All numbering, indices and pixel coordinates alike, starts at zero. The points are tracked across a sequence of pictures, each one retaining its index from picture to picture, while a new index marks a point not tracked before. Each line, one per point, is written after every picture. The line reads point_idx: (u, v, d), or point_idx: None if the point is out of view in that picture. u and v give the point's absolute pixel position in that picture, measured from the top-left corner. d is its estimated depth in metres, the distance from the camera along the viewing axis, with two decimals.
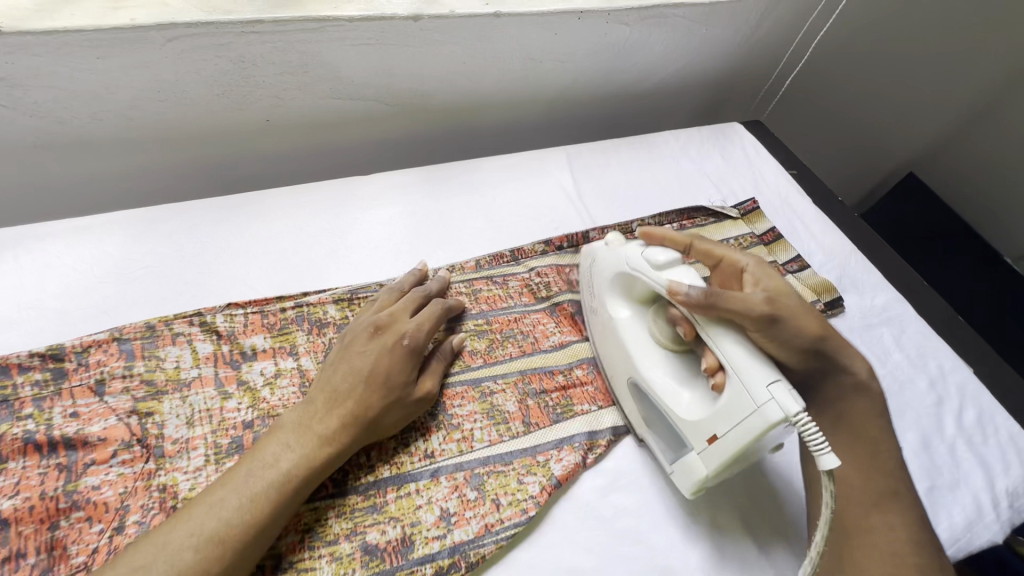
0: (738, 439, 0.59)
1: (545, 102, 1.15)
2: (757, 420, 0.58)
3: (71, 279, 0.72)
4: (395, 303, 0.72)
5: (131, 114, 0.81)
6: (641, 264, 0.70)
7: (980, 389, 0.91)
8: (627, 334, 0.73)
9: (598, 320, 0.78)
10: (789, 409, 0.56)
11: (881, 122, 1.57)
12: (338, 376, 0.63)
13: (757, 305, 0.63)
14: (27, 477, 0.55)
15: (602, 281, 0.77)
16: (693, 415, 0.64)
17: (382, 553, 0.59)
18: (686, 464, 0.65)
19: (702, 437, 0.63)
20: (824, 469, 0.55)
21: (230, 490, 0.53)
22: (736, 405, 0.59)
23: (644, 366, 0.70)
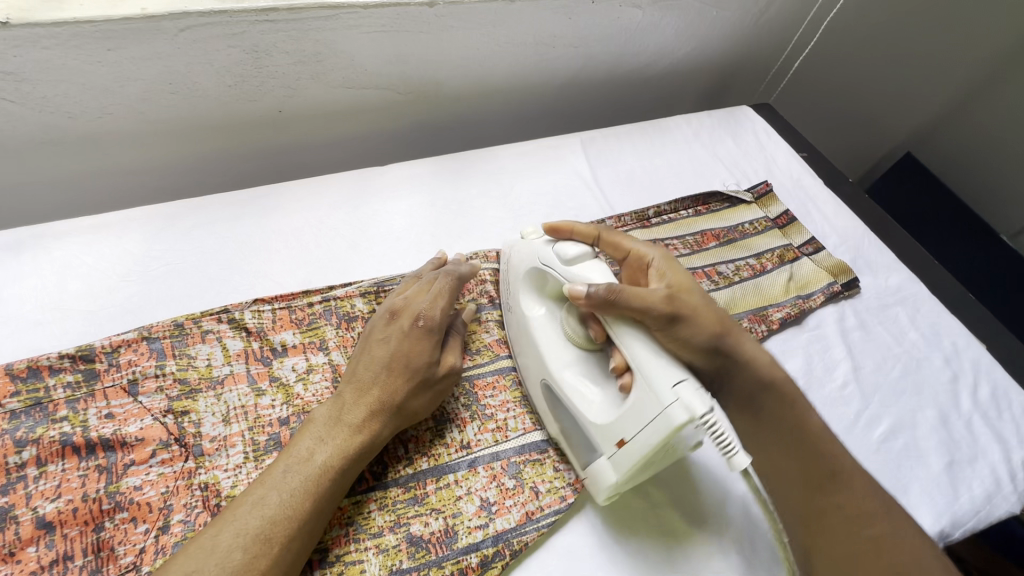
0: (645, 443, 0.56)
1: (557, 88, 1.14)
2: (663, 423, 0.54)
3: (93, 278, 0.71)
4: (416, 284, 0.70)
5: (142, 107, 0.79)
6: (553, 259, 0.68)
7: (993, 365, 0.93)
8: (540, 333, 0.69)
9: (512, 320, 0.74)
10: (693, 409, 0.53)
11: (884, 102, 1.57)
12: (360, 367, 0.62)
13: (655, 302, 0.60)
14: (67, 480, 0.55)
15: (519, 277, 0.73)
16: (604, 417, 0.61)
17: (426, 544, 0.59)
18: (595, 468, 0.62)
19: (611, 441, 0.60)
20: (736, 468, 0.54)
21: (270, 486, 0.53)
22: (643, 408, 0.56)
23: (556, 367, 0.66)
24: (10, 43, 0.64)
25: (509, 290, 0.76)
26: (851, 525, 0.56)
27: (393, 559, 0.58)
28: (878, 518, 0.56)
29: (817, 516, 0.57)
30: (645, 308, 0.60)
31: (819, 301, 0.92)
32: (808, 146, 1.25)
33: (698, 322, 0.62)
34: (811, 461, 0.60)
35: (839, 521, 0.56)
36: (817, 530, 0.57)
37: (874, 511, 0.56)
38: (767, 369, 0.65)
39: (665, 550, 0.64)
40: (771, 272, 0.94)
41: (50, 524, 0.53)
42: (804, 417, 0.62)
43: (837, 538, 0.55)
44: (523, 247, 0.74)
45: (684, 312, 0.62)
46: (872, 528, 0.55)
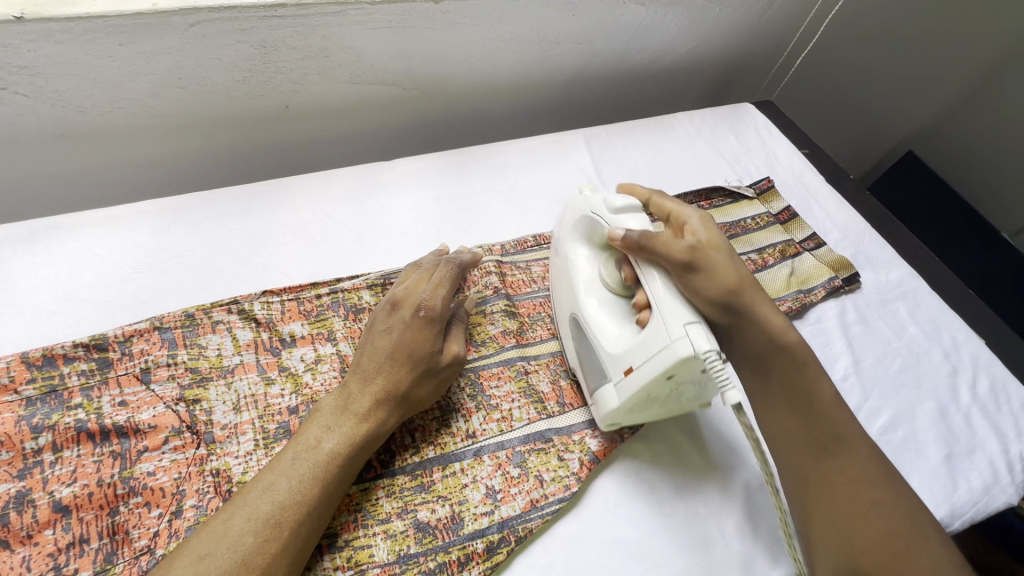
0: (648, 372, 0.60)
1: (560, 84, 1.15)
2: (667, 354, 0.58)
3: (105, 270, 0.72)
4: (415, 273, 0.71)
5: (152, 102, 0.80)
6: (601, 207, 0.70)
7: (992, 359, 0.94)
8: (579, 270, 0.72)
9: (555, 260, 0.78)
10: (699, 345, 0.56)
11: (886, 99, 1.58)
12: (364, 356, 0.63)
13: (678, 250, 0.63)
14: (83, 465, 0.56)
15: (567, 224, 0.76)
16: (615, 347, 0.65)
17: (433, 530, 0.60)
18: (601, 393, 0.67)
19: (619, 368, 0.64)
20: (727, 403, 0.56)
21: (280, 473, 0.54)
22: (652, 339, 0.60)
23: (585, 300, 0.70)
24: (24, 37, 0.65)
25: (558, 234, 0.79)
26: (852, 486, 0.59)
27: (401, 544, 0.59)
28: (880, 482, 0.59)
29: (823, 477, 0.61)
30: (668, 253, 0.63)
31: (819, 295, 0.93)
32: (810, 143, 1.25)
33: (715, 275, 0.64)
34: (819, 426, 0.63)
35: (840, 481, 0.60)
36: (820, 490, 0.60)
37: (875, 476, 0.60)
38: (781, 332, 0.66)
39: (667, 535, 0.65)
40: (773, 267, 0.95)
41: (67, 507, 0.54)
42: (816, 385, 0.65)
43: (839, 498, 0.59)
44: (574, 200, 0.77)
45: (704, 264, 0.64)
46: (872, 490, 0.59)
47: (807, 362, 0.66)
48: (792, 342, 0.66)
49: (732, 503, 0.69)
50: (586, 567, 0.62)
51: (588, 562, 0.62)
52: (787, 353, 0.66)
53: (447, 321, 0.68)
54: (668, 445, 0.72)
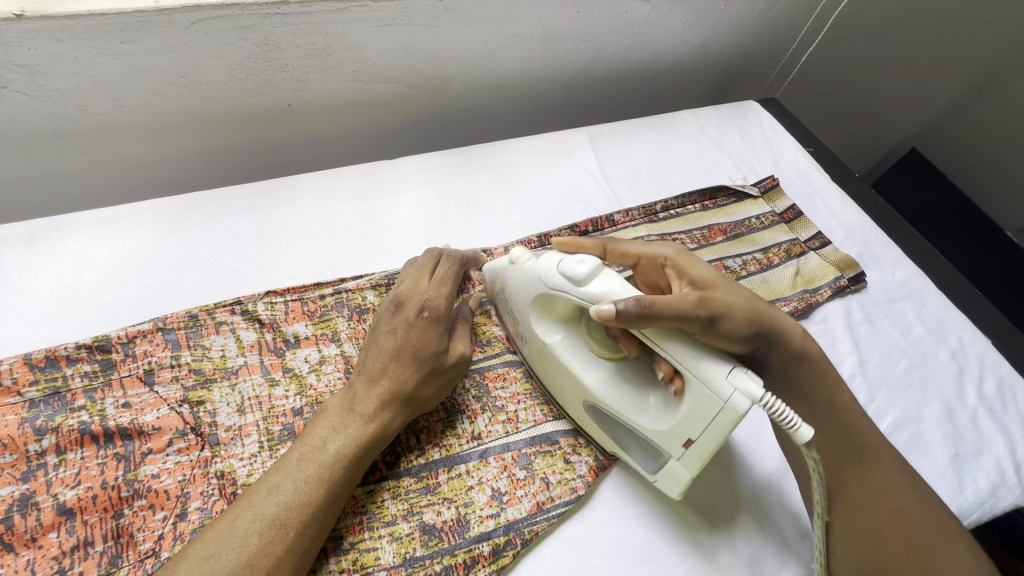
0: (714, 436, 0.56)
1: (564, 82, 1.14)
2: (725, 417, 0.54)
3: (107, 270, 0.71)
4: (413, 271, 0.70)
5: (154, 101, 0.79)
6: (563, 280, 0.62)
7: (999, 359, 0.93)
8: (568, 357, 0.67)
9: (531, 347, 0.71)
10: (754, 393, 0.53)
11: (890, 97, 1.57)
12: (369, 360, 0.62)
13: (690, 307, 0.58)
14: (86, 468, 0.56)
15: (522, 306, 0.69)
16: (662, 423, 0.60)
17: (438, 532, 0.60)
18: (666, 472, 0.62)
19: (677, 443, 0.59)
20: (803, 441, 0.54)
21: (285, 474, 0.54)
22: (700, 407, 0.56)
23: (603, 387, 0.65)
24: (24, 35, 0.64)
25: (516, 318, 0.72)
26: (876, 496, 0.61)
27: (407, 547, 0.59)
28: (903, 492, 0.61)
29: (847, 489, 0.62)
30: (681, 316, 0.57)
31: (825, 295, 0.92)
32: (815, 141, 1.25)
33: (734, 312, 0.60)
34: (841, 436, 0.64)
35: (864, 492, 0.61)
36: (846, 501, 0.61)
37: (897, 486, 0.62)
38: (798, 339, 0.65)
39: (674, 538, 0.65)
40: (778, 266, 0.95)
41: (71, 510, 0.53)
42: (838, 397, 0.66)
43: (865, 511, 0.60)
44: (514, 275, 0.69)
45: (719, 307, 0.60)
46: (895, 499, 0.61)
47: (814, 365, 0.66)
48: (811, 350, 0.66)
49: (738, 505, 0.69)
50: (592, 570, 0.61)
51: (594, 565, 0.62)
52: (806, 363, 0.66)
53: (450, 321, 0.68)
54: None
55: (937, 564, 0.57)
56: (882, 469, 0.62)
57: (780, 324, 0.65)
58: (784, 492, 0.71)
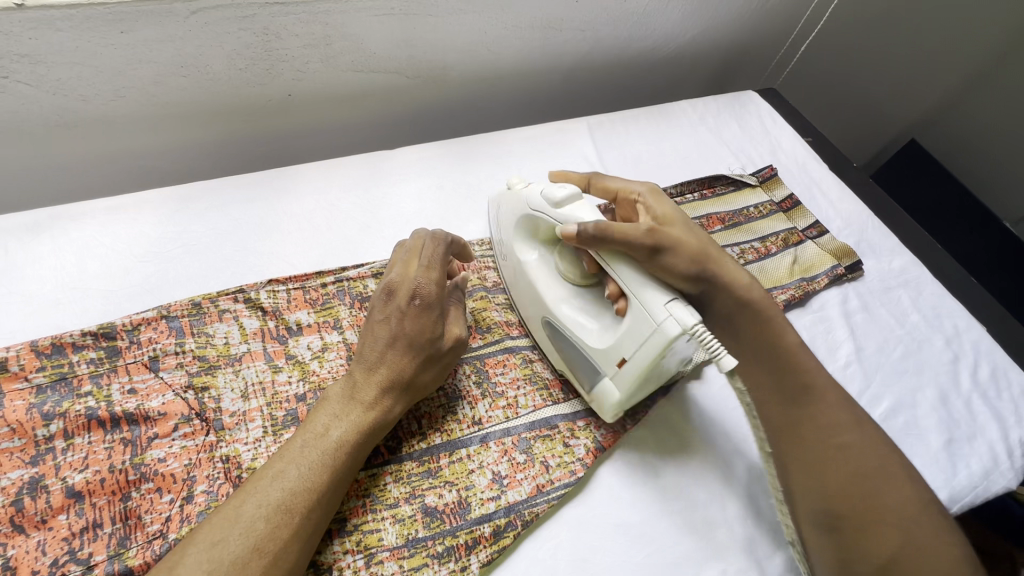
0: (643, 358, 0.60)
1: (563, 72, 1.14)
2: (657, 338, 0.58)
3: (111, 259, 0.72)
4: (402, 255, 0.69)
5: (155, 91, 0.80)
6: (543, 204, 0.69)
7: (994, 346, 0.94)
8: (536, 274, 0.73)
9: (509, 267, 0.78)
10: (686, 321, 0.57)
11: (888, 87, 1.57)
12: (366, 344, 0.63)
13: (641, 235, 0.62)
14: (94, 452, 0.57)
15: (510, 226, 0.77)
16: (602, 342, 0.65)
17: (440, 514, 0.61)
18: (600, 389, 0.67)
19: (613, 362, 0.64)
20: (723, 369, 0.57)
21: (288, 461, 0.55)
22: (638, 327, 0.60)
23: (557, 304, 0.70)
24: (25, 25, 0.64)
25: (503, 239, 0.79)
26: (822, 431, 0.62)
27: (409, 528, 0.60)
28: (849, 429, 0.62)
29: (793, 424, 0.64)
30: (631, 242, 0.62)
31: (822, 283, 0.93)
32: (814, 131, 1.25)
33: (682, 248, 0.64)
34: (784, 375, 0.66)
35: (809, 428, 0.63)
36: (792, 435, 0.63)
37: (844, 421, 0.63)
38: (742, 287, 0.68)
39: (671, 518, 0.66)
40: (776, 254, 0.95)
41: (79, 493, 0.54)
42: (793, 351, 0.67)
43: (810, 445, 0.62)
44: (509, 199, 0.77)
45: (669, 240, 0.63)
46: (842, 435, 0.62)
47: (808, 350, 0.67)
48: (757, 297, 0.69)
49: (734, 485, 0.70)
50: (591, 550, 0.62)
51: (593, 546, 0.63)
52: (749, 310, 0.69)
53: (445, 304, 0.68)
54: (660, 426, 0.73)
55: (883, 490, 0.58)
56: (829, 409, 0.64)
57: (727, 269, 0.68)
58: None
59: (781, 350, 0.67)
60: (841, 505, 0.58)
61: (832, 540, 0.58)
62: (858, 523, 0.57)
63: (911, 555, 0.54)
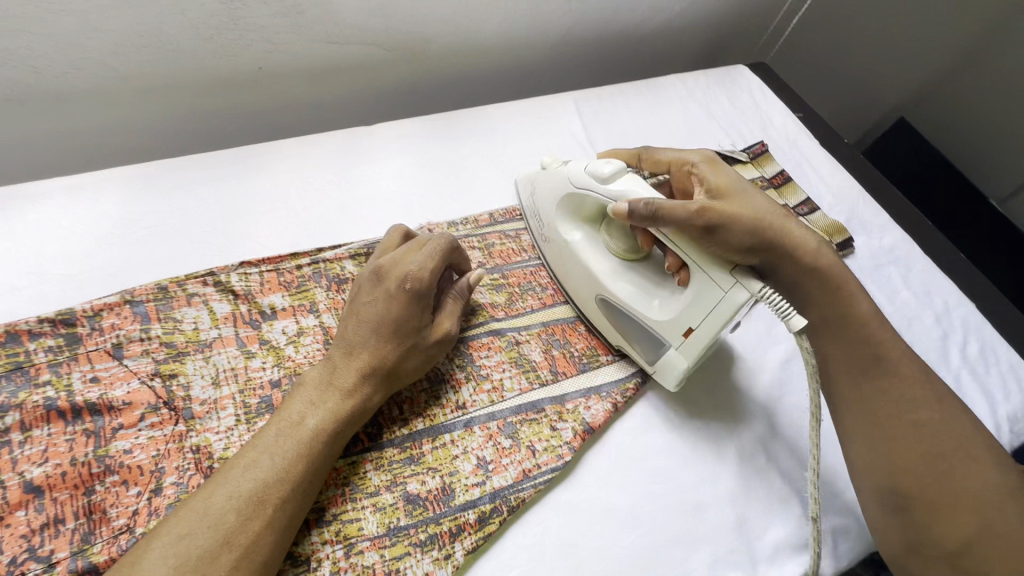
0: (714, 324, 0.62)
1: (548, 46, 1.10)
2: (727, 303, 0.60)
3: (70, 241, 0.68)
4: (404, 243, 0.66)
5: (113, 62, 0.75)
6: (589, 180, 0.68)
7: (983, 322, 0.94)
8: (585, 251, 0.73)
9: (552, 249, 0.77)
10: (753, 285, 0.59)
11: (879, 62, 1.55)
12: (350, 329, 0.60)
13: (698, 211, 0.61)
14: (55, 445, 0.53)
15: (552, 205, 0.76)
16: (665, 313, 0.66)
17: (423, 502, 0.59)
18: (665, 361, 0.68)
19: (677, 333, 0.66)
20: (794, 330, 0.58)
21: (261, 451, 0.52)
22: (704, 295, 0.62)
23: (613, 281, 0.70)
24: None
25: (543, 219, 0.78)
26: (896, 406, 0.62)
27: (390, 517, 0.58)
28: (925, 404, 0.62)
29: (865, 401, 0.64)
30: (688, 219, 0.61)
31: None
32: (805, 106, 1.22)
33: (743, 221, 0.62)
34: (860, 349, 0.66)
35: (882, 402, 0.63)
36: (861, 411, 0.64)
37: (921, 398, 0.63)
38: (809, 253, 0.67)
39: (662, 500, 0.65)
40: None
41: (39, 488, 0.51)
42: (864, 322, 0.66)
43: (881, 425, 0.62)
44: (546, 178, 0.76)
45: (727, 216, 0.62)
46: (916, 412, 0.62)
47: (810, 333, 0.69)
48: (825, 264, 0.68)
49: (725, 466, 0.69)
50: (580, 534, 0.61)
51: (582, 530, 0.61)
52: (821, 273, 0.68)
53: (432, 297, 0.64)
54: (693, 393, 0.74)
55: (961, 471, 0.58)
56: (904, 384, 0.63)
57: (792, 232, 0.66)
58: (770, 455, 0.71)
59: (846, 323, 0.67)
60: (911, 484, 0.59)
61: (900, 520, 0.59)
62: (925, 500, 0.57)
63: (991, 537, 0.54)
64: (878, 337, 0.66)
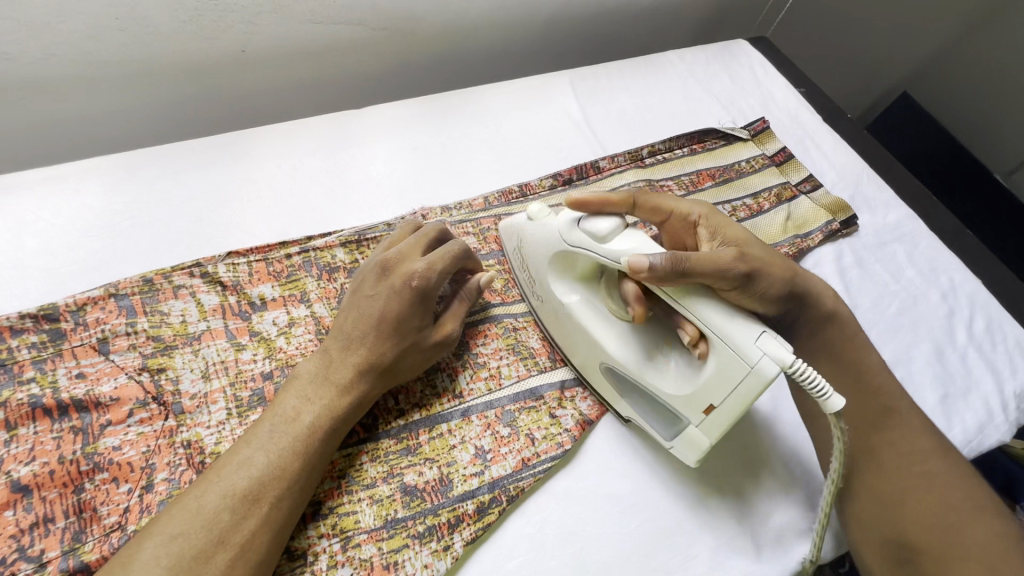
0: (738, 403, 0.52)
1: (542, 21, 1.07)
2: (752, 380, 0.50)
3: (52, 234, 0.66)
4: (409, 236, 0.64)
5: (88, 48, 0.72)
6: (585, 237, 0.59)
7: (990, 299, 0.92)
8: (586, 317, 0.64)
9: (546, 308, 0.69)
10: (782, 358, 0.48)
11: (883, 34, 1.50)
12: (350, 323, 0.59)
13: (728, 262, 0.55)
14: (41, 443, 0.52)
15: (542, 263, 0.66)
16: (682, 386, 0.57)
17: (420, 493, 0.58)
18: (684, 438, 0.58)
19: (697, 409, 0.55)
20: (831, 411, 0.49)
21: (255, 447, 0.51)
22: (726, 370, 0.51)
23: (618, 350, 0.62)
24: None
25: (533, 276, 0.69)
26: (900, 459, 0.60)
27: (387, 509, 0.57)
28: (930, 454, 0.60)
29: (868, 452, 0.61)
30: (722, 271, 0.54)
31: (817, 240, 0.89)
32: (807, 80, 1.19)
33: (767, 273, 0.59)
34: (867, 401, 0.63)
35: (890, 454, 0.61)
36: (864, 462, 0.61)
37: (926, 450, 0.60)
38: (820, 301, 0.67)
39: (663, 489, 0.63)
40: (769, 211, 0.91)
41: (26, 487, 0.50)
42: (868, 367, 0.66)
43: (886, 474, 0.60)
44: (535, 232, 0.66)
45: (756, 264, 0.58)
46: (923, 462, 0.60)
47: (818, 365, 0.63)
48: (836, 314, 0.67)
49: (733, 450, 0.68)
50: (580, 523, 0.60)
51: (582, 518, 0.60)
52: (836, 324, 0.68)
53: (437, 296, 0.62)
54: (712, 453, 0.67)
55: (966, 526, 0.55)
56: (909, 435, 0.61)
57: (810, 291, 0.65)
58: (774, 439, 0.70)
59: (860, 368, 0.66)
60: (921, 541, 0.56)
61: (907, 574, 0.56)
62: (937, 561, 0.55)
63: None
64: (879, 373, 0.65)
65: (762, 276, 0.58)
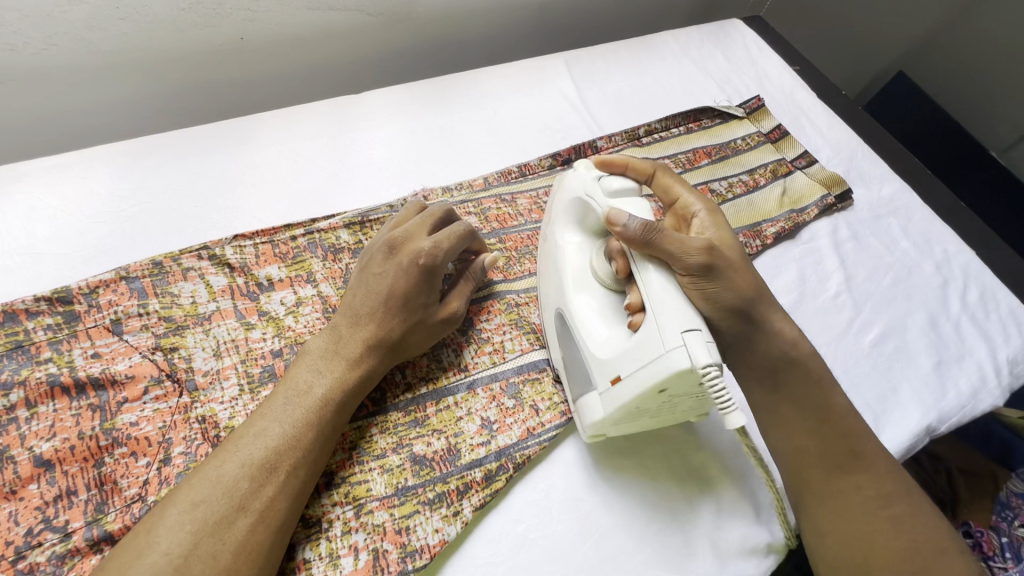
0: (638, 384, 0.53)
1: (537, 4, 1.07)
2: (662, 365, 0.51)
3: (60, 221, 0.67)
4: (415, 216, 0.66)
5: (90, 37, 0.73)
6: (596, 190, 0.62)
7: (983, 269, 0.94)
8: (568, 260, 0.65)
9: (545, 245, 0.69)
10: (698, 358, 0.49)
11: (878, 12, 1.51)
12: (360, 298, 0.60)
13: (694, 247, 0.56)
14: (61, 420, 0.54)
15: (561, 201, 0.67)
16: (605, 350, 0.58)
17: (430, 462, 0.60)
18: (587, 400, 0.59)
19: (607, 377, 0.56)
20: (728, 425, 0.50)
21: (271, 420, 0.52)
22: (646, 346, 0.53)
23: (574, 298, 0.62)
24: None
25: (548, 213, 0.70)
26: (869, 502, 0.58)
27: (398, 477, 0.58)
28: (898, 497, 0.58)
29: (836, 493, 0.59)
30: (681, 255, 0.55)
31: (812, 215, 0.91)
32: (802, 58, 1.20)
33: (731, 279, 0.58)
34: (833, 442, 0.60)
35: (854, 498, 0.58)
36: (832, 504, 0.59)
37: (894, 492, 0.58)
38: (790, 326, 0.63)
39: (641, 478, 0.63)
40: (764, 187, 0.92)
41: (49, 462, 0.52)
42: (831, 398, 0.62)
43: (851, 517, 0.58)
44: (568, 176, 0.67)
45: (723, 264, 0.58)
46: (889, 507, 0.58)
47: (804, 353, 0.63)
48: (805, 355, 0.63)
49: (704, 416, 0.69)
50: (584, 489, 0.62)
51: (587, 484, 0.62)
52: (800, 366, 0.63)
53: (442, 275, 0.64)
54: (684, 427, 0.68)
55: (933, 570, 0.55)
56: (877, 478, 0.59)
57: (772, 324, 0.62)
58: None
59: (825, 408, 0.62)
60: None
61: None
62: None
63: None
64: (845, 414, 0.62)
65: (724, 281, 0.57)
